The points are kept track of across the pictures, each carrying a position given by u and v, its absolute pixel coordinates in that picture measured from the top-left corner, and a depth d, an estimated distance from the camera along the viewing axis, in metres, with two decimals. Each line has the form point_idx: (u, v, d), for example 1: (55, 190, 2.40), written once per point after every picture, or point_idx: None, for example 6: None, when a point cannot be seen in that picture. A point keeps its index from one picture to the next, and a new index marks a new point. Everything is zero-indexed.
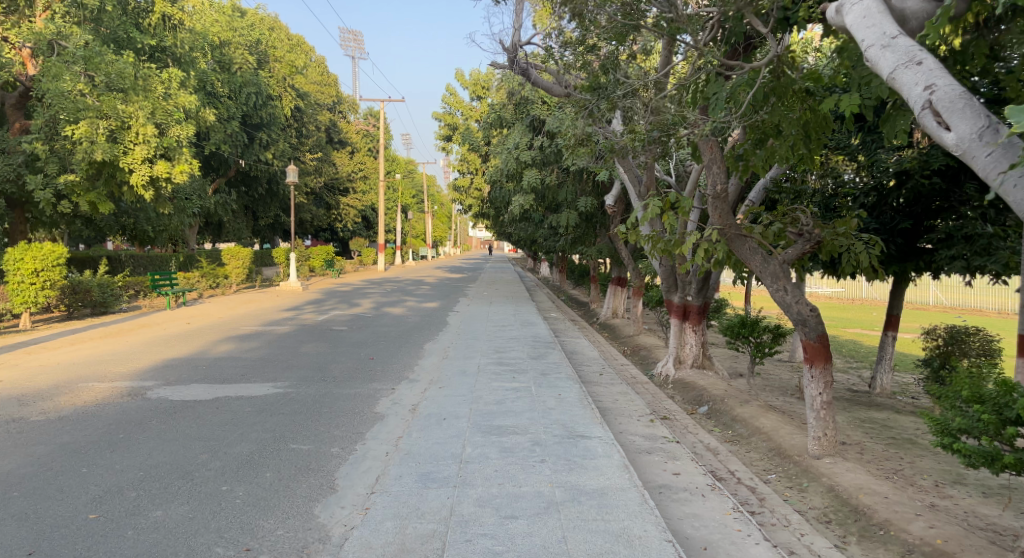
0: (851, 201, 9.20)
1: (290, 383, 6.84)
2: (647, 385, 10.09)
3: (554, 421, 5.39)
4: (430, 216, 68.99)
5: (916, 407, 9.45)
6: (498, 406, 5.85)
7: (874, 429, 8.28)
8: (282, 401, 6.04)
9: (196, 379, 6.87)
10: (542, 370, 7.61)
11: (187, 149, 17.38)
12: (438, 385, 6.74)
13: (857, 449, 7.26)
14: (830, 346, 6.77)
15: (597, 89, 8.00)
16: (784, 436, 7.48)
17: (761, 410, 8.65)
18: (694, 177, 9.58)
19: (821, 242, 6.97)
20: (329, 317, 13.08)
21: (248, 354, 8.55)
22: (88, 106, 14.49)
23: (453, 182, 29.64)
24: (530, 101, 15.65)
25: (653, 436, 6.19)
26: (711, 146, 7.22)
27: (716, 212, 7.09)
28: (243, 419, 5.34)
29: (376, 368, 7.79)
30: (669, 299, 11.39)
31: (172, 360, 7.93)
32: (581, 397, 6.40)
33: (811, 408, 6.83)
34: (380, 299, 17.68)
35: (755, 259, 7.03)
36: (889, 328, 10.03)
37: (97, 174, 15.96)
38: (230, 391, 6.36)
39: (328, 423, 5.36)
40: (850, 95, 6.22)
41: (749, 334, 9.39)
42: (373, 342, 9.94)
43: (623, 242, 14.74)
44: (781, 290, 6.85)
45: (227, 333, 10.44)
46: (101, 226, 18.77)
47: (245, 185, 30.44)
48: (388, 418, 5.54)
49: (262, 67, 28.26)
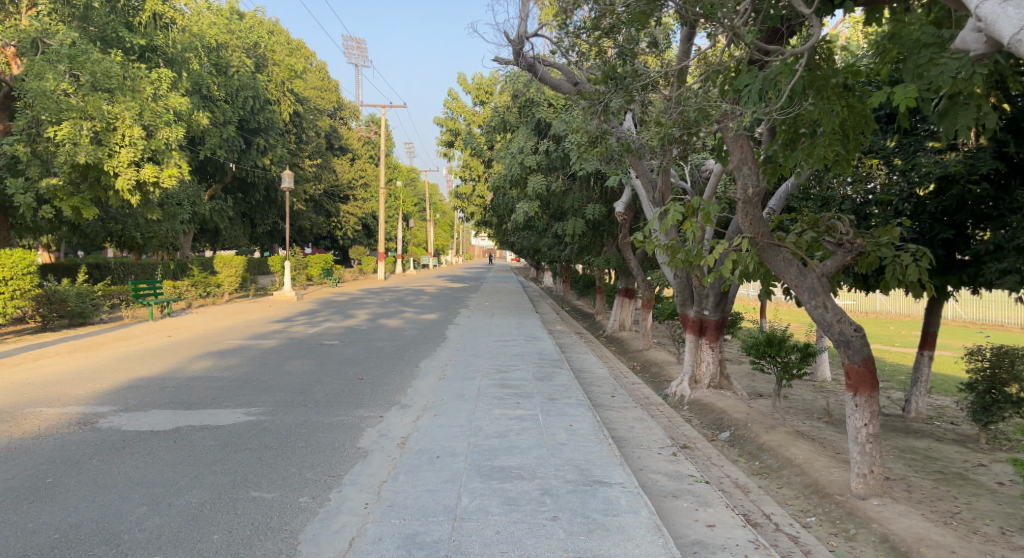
0: (887, 207, 8.38)
1: (264, 409, 6.04)
2: (662, 407, 9.27)
3: (566, 461, 4.59)
4: (431, 224, 68.40)
5: (959, 435, 8.62)
6: (501, 440, 5.06)
7: (917, 461, 7.45)
8: (251, 432, 5.25)
9: (158, 404, 6.07)
10: (549, 394, 6.82)
11: (177, 152, 16.74)
12: (433, 413, 5.94)
13: (904, 487, 6.44)
14: (877, 371, 5.90)
15: (613, 80, 7.24)
16: (821, 470, 6.67)
17: (789, 437, 7.84)
18: (714, 181, 8.87)
19: (863, 254, 6.21)
20: (321, 330, 12.31)
21: (226, 373, 7.75)
22: (72, 106, 13.86)
23: (455, 190, 28.89)
24: (535, 103, 14.97)
25: (678, 475, 5.39)
26: (741, 146, 6.42)
27: (746, 218, 6.25)
28: (203, 457, 4.54)
29: (365, 390, 7.00)
30: (685, 313, 10.67)
31: (139, 380, 7.13)
32: (595, 428, 5.60)
33: (855, 441, 6.02)
34: (376, 310, 16.90)
35: (790, 272, 6.20)
36: (924, 346, 9.22)
37: (82, 177, 15.22)
38: (195, 419, 5.56)
39: (300, 462, 4.55)
40: (905, 89, 5.46)
41: (776, 354, 8.56)
42: (365, 358, 9.15)
43: (633, 252, 13.97)
44: (821, 307, 6.03)
45: (207, 347, 9.65)
46: (87, 232, 18.02)
47: (241, 192, 29.78)
48: (373, 457, 4.71)
49: (261, 70, 27.63)
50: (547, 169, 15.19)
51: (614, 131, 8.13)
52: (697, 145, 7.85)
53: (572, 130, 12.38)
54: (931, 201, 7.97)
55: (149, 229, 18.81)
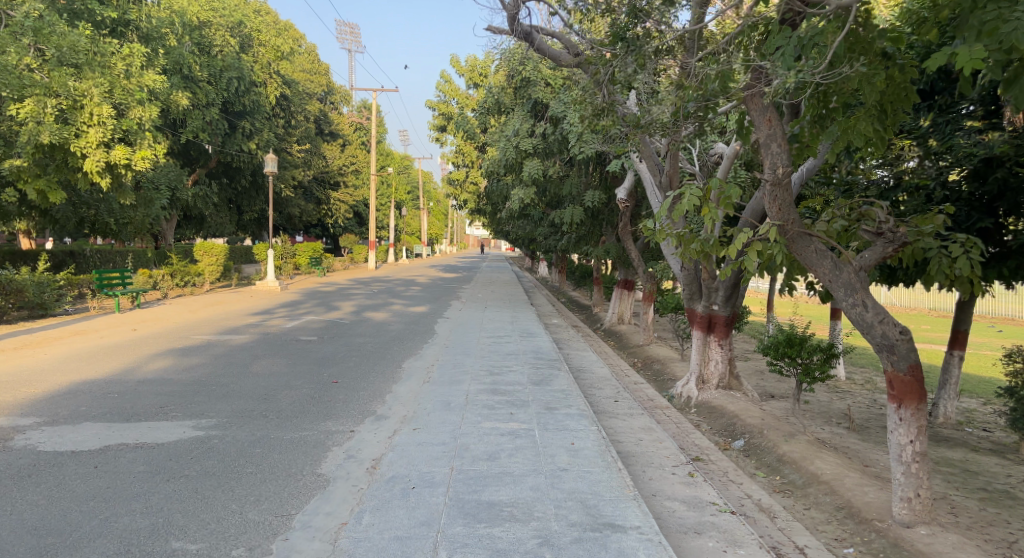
0: (919, 192, 7.46)
1: (216, 421, 5.19)
2: (667, 411, 8.48)
3: (568, 495, 3.78)
4: (425, 213, 67.16)
5: (996, 444, 7.85)
6: (491, 465, 4.25)
7: (956, 476, 6.68)
8: (193, 452, 4.41)
9: (93, 415, 5.23)
10: (546, 402, 5.99)
11: (150, 133, 15.83)
12: (412, 427, 5.12)
13: (948, 510, 5.67)
14: (924, 380, 5.08)
15: (624, 40, 6.58)
16: (853, 489, 5.88)
17: (812, 448, 7.05)
18: (728, 162, 8.14)
19: (906, 244, 5.36)
20: (300, 324, 11.43)
21: (182, 375, 6.89)
22: (35, 82, 12.87)
23: (448, 176, 27.87)
24: (531, 83, 14.10)
25: (698, 502, 4.60)
26: (769, 120, 5.53)
27: (775, 203, 5.40)
28: (125, 490, 3.71)
29: (337, 397, 6.16)
30: (692, 308, 9.83)
31: (79, 385, 6.27)
32: (601, 446, 4.79)
33: (898, 460, 5.20)
34: (362, 302, 16.02)
35: (823, 265, 5.38)
36: (955, 346, 8.45)
37: (49, 158, 14.24)
38: (130, 436, 4.72)
39: (243, 496, 3.73)
40: (967, 49, 4.71)
41: (796, 354, 7.75)
42: (342, 357, 8.30)
43: (635, 241, 13.17)
44: (859, 306, 5.18)
45: (171, 344, 8.80)
46: (57, 217, 17.04)
47: (227, 176, 28.74)
48: (336, 489, 3.88)
49: (246, 50, 26.50)
50: (544, 154, 14.35)
51: (619, 108, 7.32)
52: (711, 121, 7.13)
53: (572, 110, 11.53)
54: (966, 187, 7.08)
55: (124, 215, 17.85)
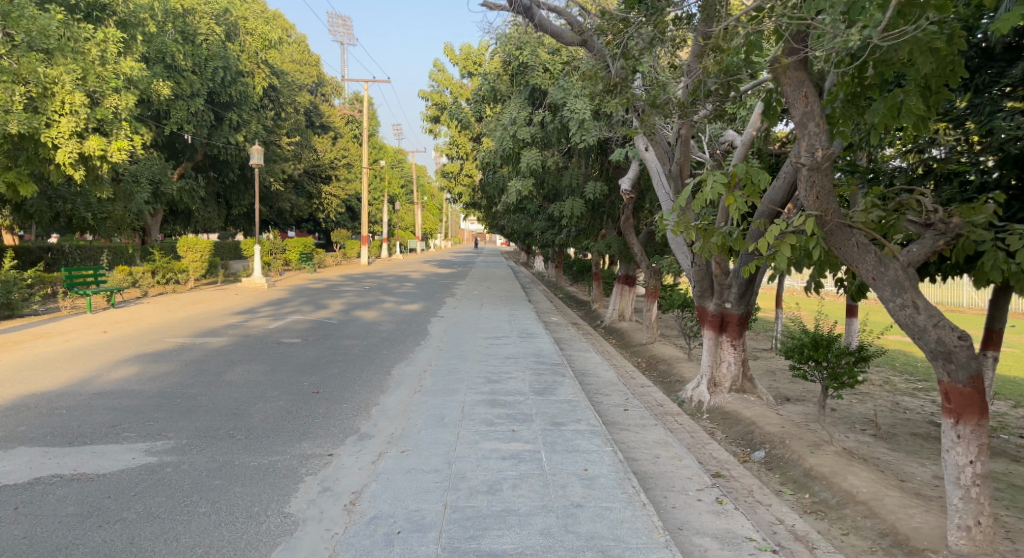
0: (954, 178, 6.71)
1: (174, 444, 4.50)
2: (680, 418, 7.83)
3: (587, 543, 3.12)
4: (420, 208, 66.23)
5: None
6: (492, 501, 3.56)
7: (1004, 492, 6.04)
8: (139, 487, 3.72)
9: (32, 437, 4.54)
10: (551, 417, 5.31)
11: (127, 123, 15.02)
12: (402, 449, 4.45)
13: (1005, 536, 5.02)
14: (987, 392, 4.40)
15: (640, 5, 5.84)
16: (897, 510, 5.23)
17: (843, 461, 6.40)
18: (743, 147, 7.44)
19: (959, 238, 4.71)
20: (284, 324, 10.69)
21: (146, 386, 6.20)
22: (2, 68, 11.86)
23: (442, 167, 27.11)
24: (529, 68, 13.35)
25: (732, 538, 3.94)
26: (805, 96, 4.90)
27: (813, 191, 4.77)
28: (41, 543, 3.02)
29: (317, 412, 5.47)
30: (703, 307, 9.16)
31: (23, 400, 5.55)
32: (618, 471, 4.13)
33: (954, 481, 4.57)
34: (352, 299, 15.31)
35: (866, 260, 4.71)
36: (989, 346, 7.81)
37: (19, 149, 13.33)
38: (69, 464, 4.03)
39: (189, 547, 3.05)
40: None
41: (822, 356, 7.10)
42: (325, 362, 7.62)
43: (637, 236, 12.45)
44: (910, 308, 4.49)
45: (140, 348, 8.10)
46: (31, 212, 16.26)
47: (214, 169, 27.91)
48: (304, 535, 3.21)
49: (232, 39, 25.70)
50: (542, 144, 13.69)
51: (629, 90, 6.64)
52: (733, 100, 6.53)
53: (573, 95, 10.82)
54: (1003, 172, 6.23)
55: (102, 210, 17.07)
